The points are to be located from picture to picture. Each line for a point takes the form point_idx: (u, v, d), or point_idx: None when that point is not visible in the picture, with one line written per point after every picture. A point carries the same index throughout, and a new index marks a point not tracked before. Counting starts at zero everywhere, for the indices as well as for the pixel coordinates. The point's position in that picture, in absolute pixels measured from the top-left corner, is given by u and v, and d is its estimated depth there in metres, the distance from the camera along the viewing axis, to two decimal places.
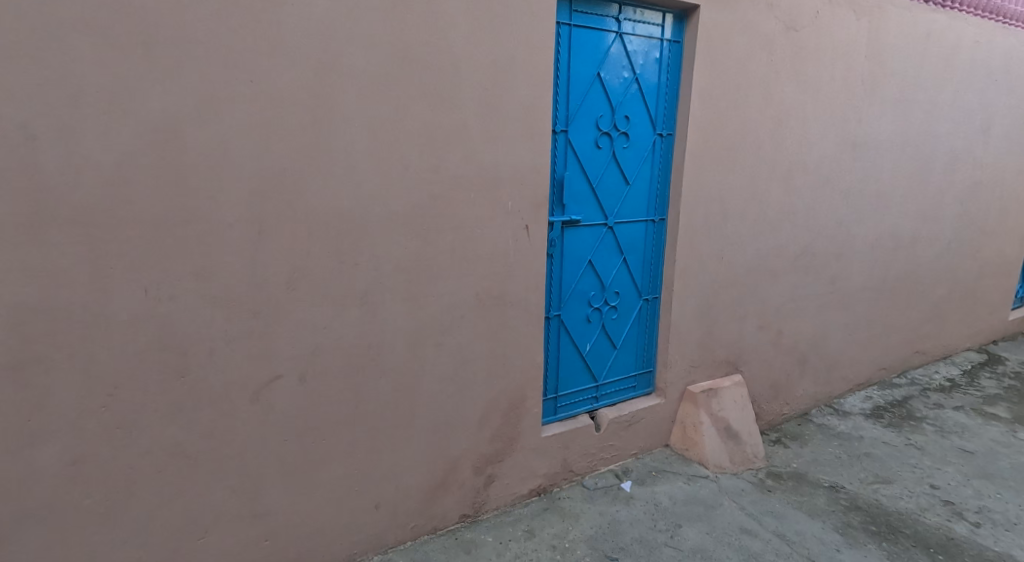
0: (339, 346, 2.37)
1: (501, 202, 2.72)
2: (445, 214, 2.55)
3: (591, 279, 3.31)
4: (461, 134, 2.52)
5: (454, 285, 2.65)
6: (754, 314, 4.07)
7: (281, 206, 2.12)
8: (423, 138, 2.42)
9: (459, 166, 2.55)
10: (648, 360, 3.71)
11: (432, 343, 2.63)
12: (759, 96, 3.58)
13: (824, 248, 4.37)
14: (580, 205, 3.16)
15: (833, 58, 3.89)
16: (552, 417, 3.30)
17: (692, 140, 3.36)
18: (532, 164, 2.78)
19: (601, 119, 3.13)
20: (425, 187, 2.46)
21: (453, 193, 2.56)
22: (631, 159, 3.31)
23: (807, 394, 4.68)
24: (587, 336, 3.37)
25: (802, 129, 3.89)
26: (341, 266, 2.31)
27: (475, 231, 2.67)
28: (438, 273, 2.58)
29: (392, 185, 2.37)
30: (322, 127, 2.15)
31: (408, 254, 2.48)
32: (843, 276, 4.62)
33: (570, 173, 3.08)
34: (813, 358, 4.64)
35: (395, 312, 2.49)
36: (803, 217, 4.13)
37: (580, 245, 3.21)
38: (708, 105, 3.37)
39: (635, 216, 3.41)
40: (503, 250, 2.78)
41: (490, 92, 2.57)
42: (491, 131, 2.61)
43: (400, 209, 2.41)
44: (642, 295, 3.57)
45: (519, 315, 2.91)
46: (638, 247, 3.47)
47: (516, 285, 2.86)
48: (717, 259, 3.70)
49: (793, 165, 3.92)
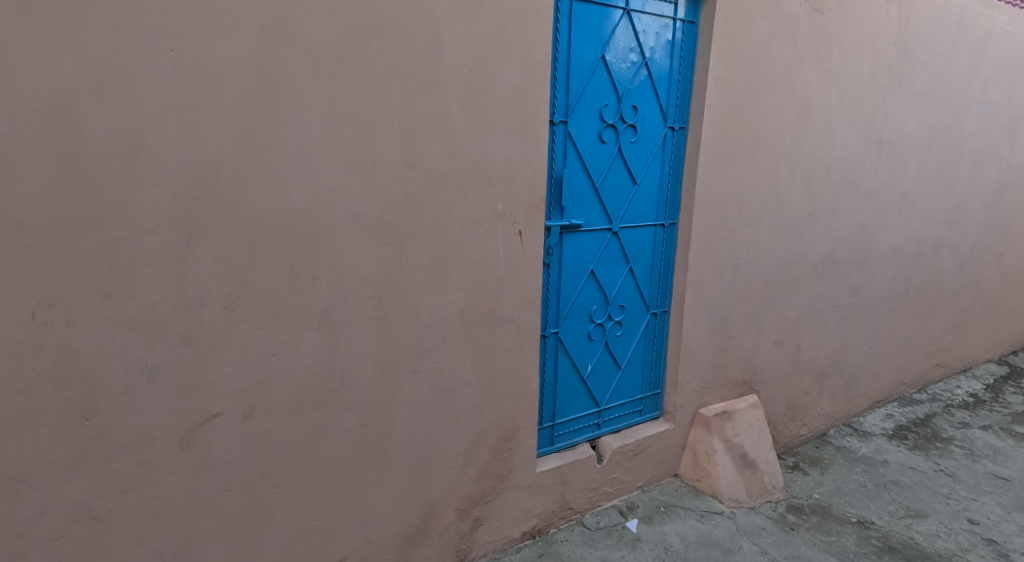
0: (295, 376, 1.98)
1: (490, 204, 2.33)
2: (424, 218, 2.16)
3: (593, 291, 2.92)
4: (443, 123, 2.13)
5: (434, 301, 2.26)
6: (771, 328, 3.69)
7: (216, 208, 1.72)
8: (398, 127, 2.03)
9: (440, 161, 2.16)
10: (655, 380, 3.33)
11: (408, 369, 2.24)
12: (781, 86, 3.20)
13: (845, 254, 3.99)
14: (581, 207, 2.77)
15: (861, 46, 3.52)
16: (549, 449, 2.91)
17: (708, 134, 2.98)
18: (527, 159, 2.39)
19: (606, 109, 2.75)
20: (399, 187, 2.08)
21: (433, 193, 2.17)
22: (639, 155, 2.92)
23: (825, 413, 4.31)
24: (588, 356, 2.98)
25: (826, 124, 3.51)
26: (296, 280, 1.92)
27: (460, 238, 2.28)
28: (415, 287, 2.20)
29: (358, 183, 1.98)
30: (270, 112, 1.76)
31: (378, 264, 2.09)
32: (865, 285, 4.24)
33: (571, 171, 2.69)
34: (832, 375, 4.26)
35: (363, 333, 2.11)
36: (824, 221, 3.76)
37: (581, 252, 2.82)
38: (726, 96, 2.99)
39: (643, 220, 3.03)
40: (493, 260, 2.39)
41: (478, 73, 2.18)
42: (479, 120, 2.22)
43: (369, 212, 2.03)
44: (649, 309, 3.19)
45: (512, 335, 2.52)
46: (645, 255, 3.09)
47: (509, 300, 2.47)
48: (732, 268, 3.32)
49: (815, 163, 3.55)
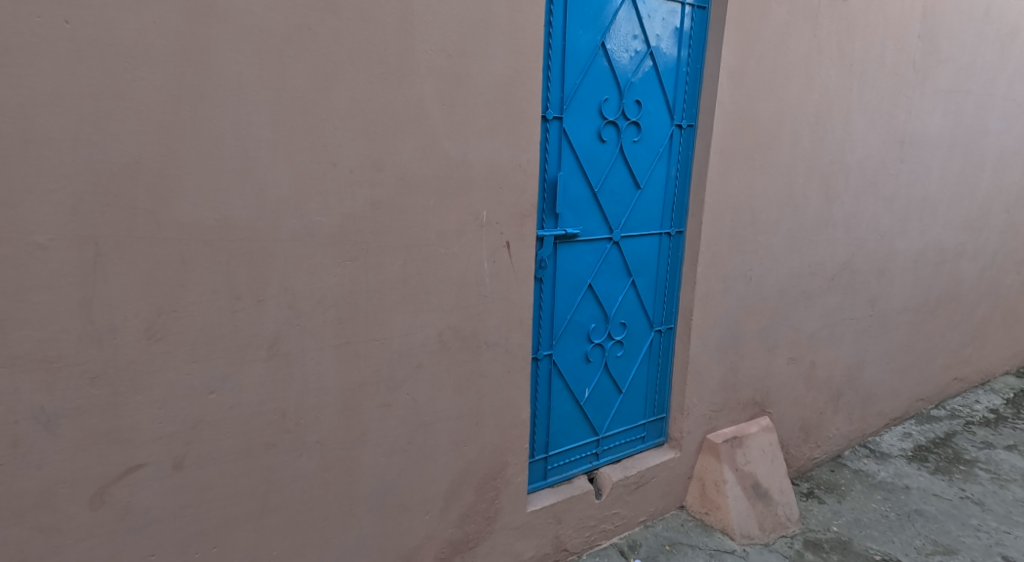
0: (239, 417, 1.67)
1: (473, 212, 2.03)
2: (395, 229, 1.87)
3: (592, 308, 2.62)
4: (417, 118, 1.83)
5: (408, 324, 1.96)
6: (784, 344, 3.40)
7: (132, 218, 1.42)
8: (363, 123, 1.73)
9: (414, 163, 1.86)
10: (659, 404, 3.03)
11: (377, 403, 1.94)
12: (799, 80, 2.90)
13: (863, 264, 3.70)
14: (578, 215, 2.46)
15: (885, 37, 3.22)
16: (542, 484, 2.61)
17: (720, 132, 2.68)
18: (516, 161, 2.08)
19: (606, 104, 2.45)
20: (364, 192, 1.78)
21: (407, 200, 1.87)
22: (643, 156, 2.62)
23: (840, 434, 4.01)
24: (586, 380, 2.68)
25: (846, 123, 3.22)
26: (239, 303, 1.62)
27: (438, 250, 1.98)
28: (386, 309, 1.90)
29: (315, 188, 1.69)
30: (199, 101, 1.46)
31: (341, 283, 1.79)
32: (883, 296, 3.95)
33: (567, 173, 2.39)
34: (848, 393, 3.97)
35: (323, 363, 1.81)
36: (841, 229, 3.47)
37: (578, 265, 2.52)
38: (740, 91, 2.69)
39: (647, 228, 2.73)
40: (477, 275, 2.09)
41: (458, 61, 1.88)
42: (459, 115, 1.92)
43: (328, 222, 1.73)
44: (653, 326, 2.89)
45: (500, 361, 2.22)
46: (649, 267, 2.79)
47: (495, 321, 2.17)
48: (742, 280, 3.03)
49: (833, 165, 3.25)
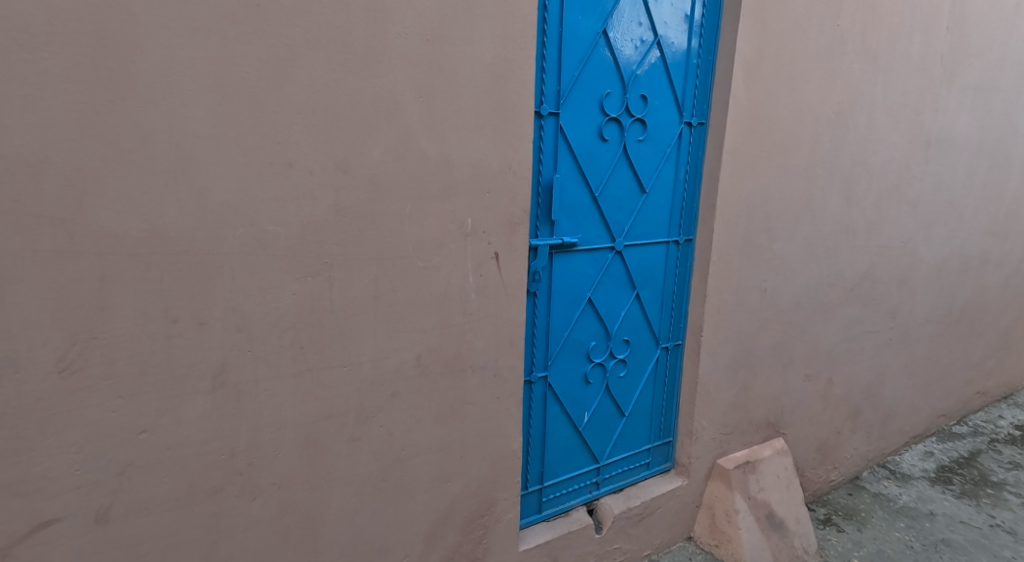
0: (178, 459, 1.44)
1: (456, 219, 1.79)
2: (366, 239, 1.63)
3: (591, 324, 2.38)
4: (390, 112, 1.60)
5: (382, 348, 1.73)
6: (800, 360, 3.15)
7: (36, 228, 1.19)
8: (325, 117, 1.50)
9: (386, 163, 1.62)
10: (666, 426, 2.79)
11: (344, 437, 1.71)
12: (820, 74, 2.66)
13: (885, 273, 3.45)
14: (577, 222, 2.23)
15: (911, 28, 2.97)
16: (536, 518, 2.37)
17: (733, 131, 2.43)
18: (505, 162, 1.84)
19: (608, 98, 2.20)
20: (328, 198, 1.55)
21: (378, 206, 1.64)
22: (649, 157, 2.38)
23: (858, 454, 3.76)
24: (585, 403, 2.44)
25: (869, 122, 2.97)
26: (175, 327, 1.38)
27: (416, 263, 1.74)
28: (355, 330, 1.67)
29: (268, 193, 1.45)
30: (119, 88, 1.23)
31: (301, 303, 1.56)
32: (905, 308, 3.69)
33: (564, 175, 2.15)
34: (867, 411, 3.71)
35: (280, 394, 1.57)
36: (862, 236, 3.22)
37: (577, 277, 2.28)
38: (756, 85, 2.44)
39: (653, 236, 2.48)
40: (461, 291, 1.85)
41: (437, 47, 1.64)
42: (439, 109, 1.68)
43: (285, 232, 1.50)
44: (660, 343, 2.65)
45: (488, 386, 1.99)
46: (654, 279, 2.54)
47: (482, 342, 1.94)
48: (756, 291, 2.79)
49: (855, 167, 3.01)
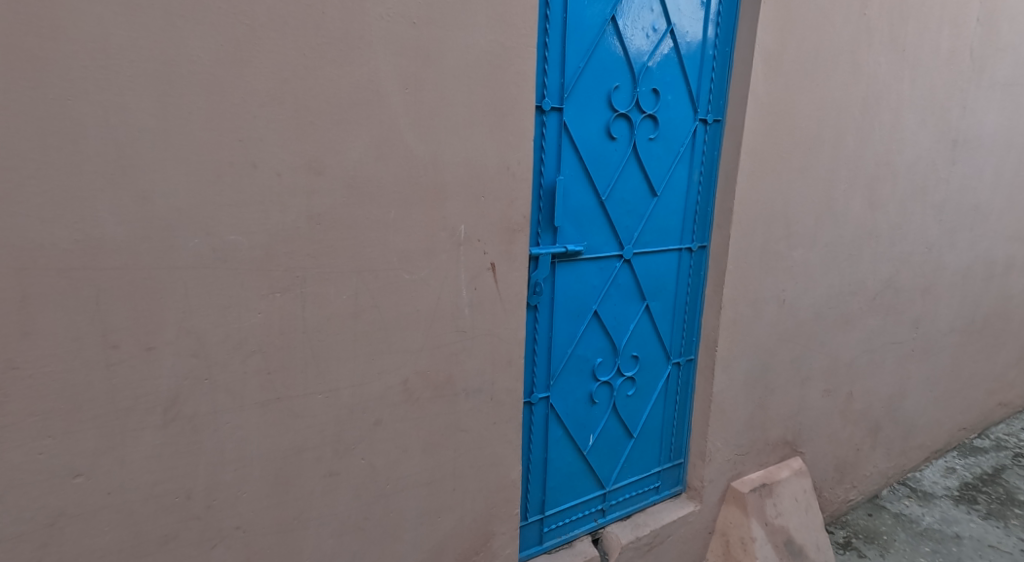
0: (123, 505, 1.25)
1: (448, 226, 1.60)
2: (344, 250, 1.44)
3: (598, 339, 2.18)
4: (371, 105, 1.41)
5: (363, 372, 1.53)
6: (819, 375, 2.95)
7: None
8: (295, 110, 1.30)
9: (367, 163, 1.43)
10: (677, 447, 2.60)
11: (320, 473, 1.52)
12: (845, 67, 2.46)
13: (908, 280, 3.25)
14: (583, 229, 2.03)
15: (941, 20, 2.77)
16: (536, 550, 2.18)
17: (753, 129, 2.24)
18: (502, 162, 1.65)
19: (617, 92, 2.01)
20: (299, 203, 1.35)
21: (358, 212, 1.44)
22: (661, 157, 2.18)
23: (878, 471, 3.56)
24: (590, 425, 2.25)
25: (894, 120, 2.77)
26: (116, 354, 1.19)
27: (402, 277, 1.55)
28: (332, 353, 1.47)
29: (228, 198, 1.26)
30: (43, 75, 1.04)
31: (268, 323, 1.36)
32: (928, 317, 3.49)
33: (568, 177, 1.96)
34: (888, 426, 3.51)
35: (244, 427, 1.38)
36: (886, 241, 3.02)
37: (582, 288, 2.08)
38: (777, 79, 2.25)
39: (664, 243, 2.29)
40: (452, 306, 1.66)
41: (425, 32, 1.45)
42: (428, 102, 1.49)
43: (249, 242, 1.30)
44: (671, 358, 2.46)
45: (483, 411, 1.80)
46: (666, 289, 2.35)
47: (477, 363, 1.74)
48: (774, 302, 2.59)
49: (880, 168, 2.81)
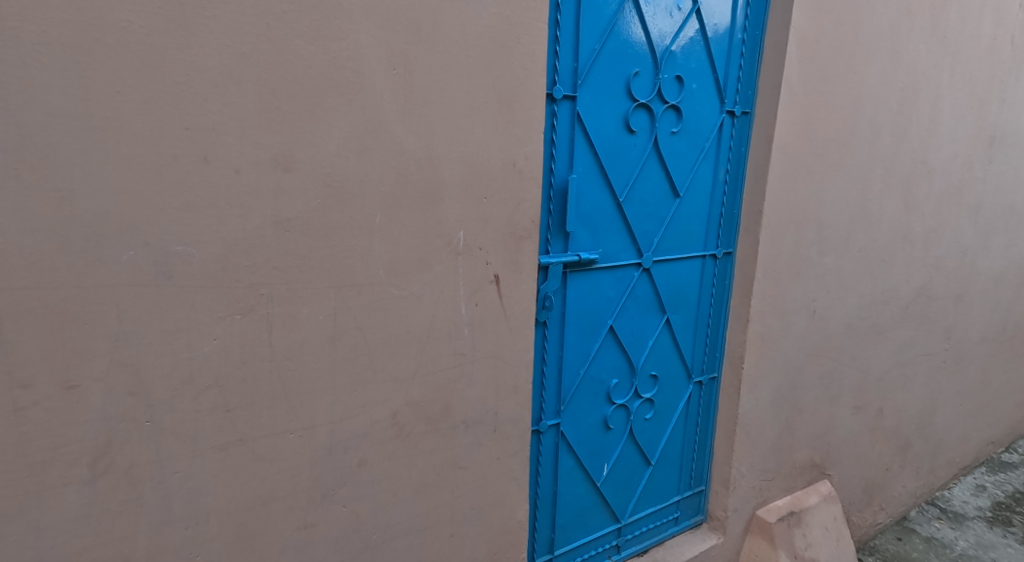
0: None
1: (444, 232, 1.36)
2: (319, 262, 1.21)
3: (613, 358, 1.95)
4: (352, 89, 1.17)
5: (344, 405, 1.30)
6: (849, 391, 2.71)
7: None
8: (257, 92, 1.07)
9: (347, 158, 1.19)
10: (697, 473, 2.36)
11: (293, 525, 1.28)
12: (883, 54, 2.23)
13: (942, 288, 3.01)
14: (598, 234, 1.80)
15: (982, 5, 2.54)
16: None
17: (785, 123, 2.00)
18: (508, 158, 1.41)
19: (637, 79, 1.77)
20: (263, 206, 1.12)
21: (336, 216, 1.21)
22: (684, 153, 1.94)
23: (907, 491, 3.32)
24: (604, 453, 2.01)
25: (933, 114, 2.54)
26: (27, 396, 0.95)
27: (389, 293, 1.31)
28: (306, 384, 1.24)
29: (171, 199, 1.02)
30: None
31: (226, 350, 1.12)
32: (960, 326, 3.25)
33: (582, 176, 1.72)
34: (918, 443, 3.28)
35: (197, 477, 1.13)
36: (920, 246, 2.79)
37: (596, 301, 1.85)
38: (812, 66, 2.01)
39: (686, 249, 2.05)
40: (450, 326, 1.42)
41: (417, 2, 1.21)
42: (421, 87, 1.26)
43: (200, 253, 1.06)
44: (692, 377, 2.22)
45: (485, 445, 1.56)
46: (687, 301, 2.12)
47: (478, 390, 1.51)
48: (804, 313, 2.36)
49: (917, 166, 2.58)
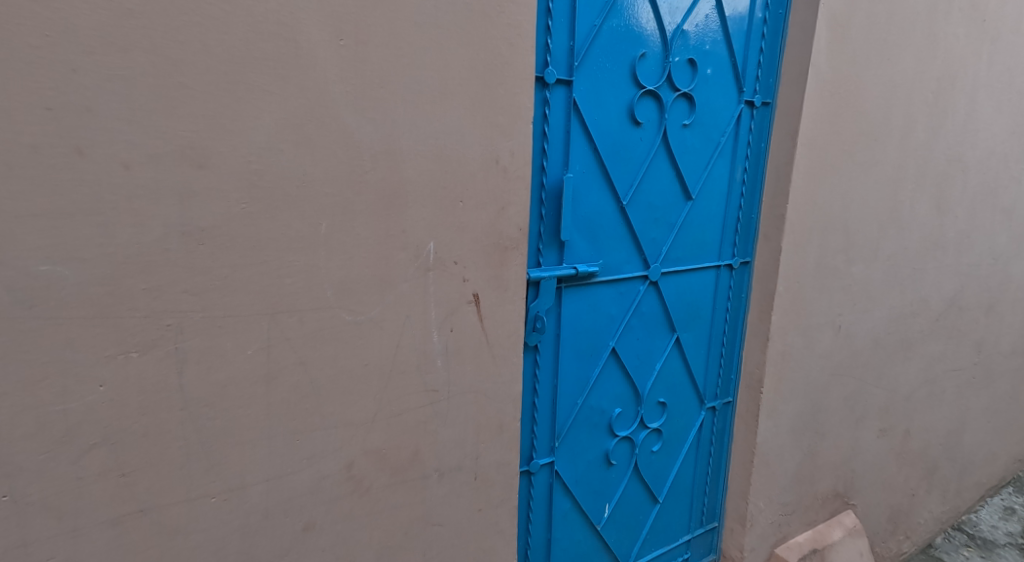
0: None
1: (410, 244, 1.11)
2: (245, 283, 0.95)
3: (616, 384, 1.70)
4: (286, 63, 0.92)
5: (284, 458, 1.05)
6: (874, 413, 2.46)
7: None
8: (152, 63, 0.82)
9: (280, 151, 0.94)
10: (709, 507, 2.12)
11: None
12: (920, 38, 1.98)
13: (973, 298, 2.76)
14: (599, 243, 1.55)
15: None
16: None
17: (812, 114, 1.75)
18: (488, 153, 1.16)
19: (644, 62, 1.52)
20: (165, 212, 0.86)
21: (268, 225, 0.95)
22: (697, 149, 1.69)
23: (933, 517, 3.06)
24: (606, 492, 1.76)
25: (969, 107, 2.28)
26: None
27: (340, 319, 1.06)
28: (232, 436, 0.99)
29: (32, 203, 0.77)
30: None
31: (118, 399, 0.87)
32: (991, 338, 2.99)
33: (580, 176, 1.47)
34: (945, 465, 3.02)
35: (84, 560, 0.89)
36: (953, 252, 2.53)
37: (596, 320, 1.60)
38: (843, 50, 1.76)
39: (699, 259, 1.80)
40: (418, 357, 1.17)
41: None
42: (375, 63, 1.01)
43: (75, 274, 0.81)
44: (704, 402, 1.97)
45: (464, 496, 1.31)
46: (700, 317, 1.87)
47: (454, 432, 1.26)
48: (829, 329, 2.10)
49: (951, 164, 2.32)
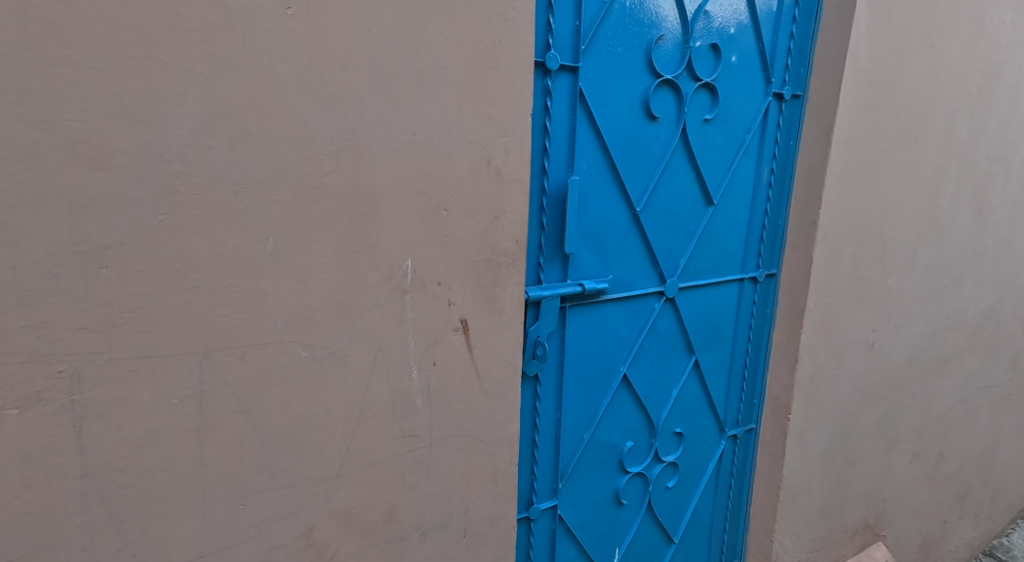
0: None
1: (382, 262, 0.91)
2: (166, 315, 0.75)
3: (627, 414, 1.49)
4: (214, 36, 0.72)
5: (223, 529, 0.85)
6: (908, 436, 2.24)
7: None
8: (26, 31, 0.62)
9: (209, 148, 0.74)
10: (728, 545, 1.91)
11: None
12: (966, 22, 1.77)
13: (1011, 309, 2.54)
14: (608, 256, 1.34)
15: None
16: None
17: (849, 108, 1.55)
18: (478, 151, 0.96)
19: (661, 47, 1.32)
20: (51, 226, 0.67)
21: (195, 242, 0.75)
22: (719, 148, 1.49)
23: (964, 544, 2.85)
24: (616, 535, 1.56)
25: (1014, 101, 2.07)
26: None
27: (294, 356, 0.86)
28: (153, 504, 0.79)
29: None
30: None
31: None
32: None
33: (586, 178, 1.27)
34: (977, 489, 2.80)
35: None
36: (992, 260, 2.32)
37: (605, 343, 1.40)
38: (884, 35, 1.56)
39: (720, 272, 1.60)
40: (394, 398, 0.97)
41: None
42: (333, 40, 0.81)
43: None
44: (724, 430, 1.77)
45: (451, 557, 1.10)
46: (720, 337, 1.67)
47: (439, 484, 1.05)
48: (862, 347, 1.89)
49: (993, 164, 2.11)
